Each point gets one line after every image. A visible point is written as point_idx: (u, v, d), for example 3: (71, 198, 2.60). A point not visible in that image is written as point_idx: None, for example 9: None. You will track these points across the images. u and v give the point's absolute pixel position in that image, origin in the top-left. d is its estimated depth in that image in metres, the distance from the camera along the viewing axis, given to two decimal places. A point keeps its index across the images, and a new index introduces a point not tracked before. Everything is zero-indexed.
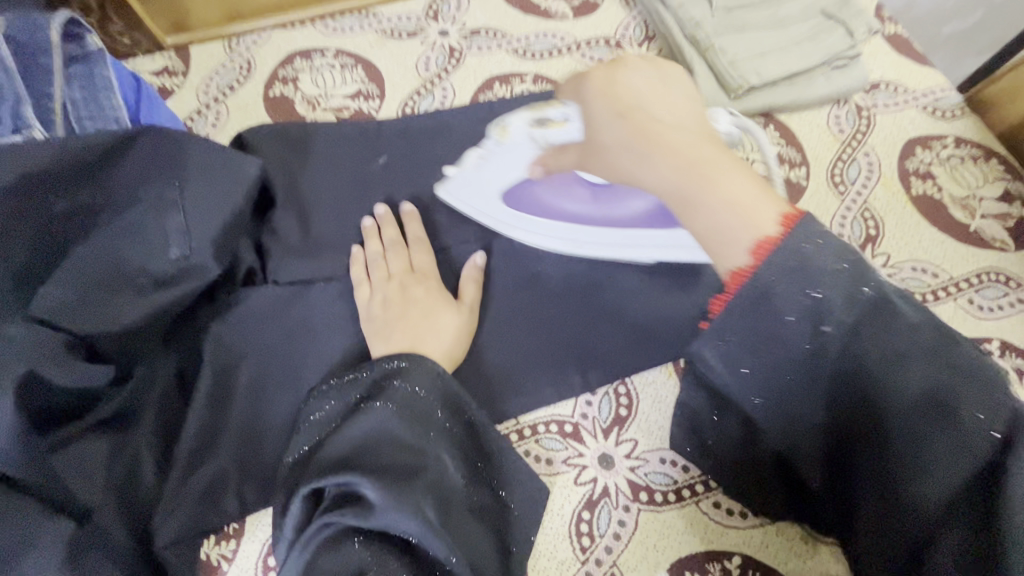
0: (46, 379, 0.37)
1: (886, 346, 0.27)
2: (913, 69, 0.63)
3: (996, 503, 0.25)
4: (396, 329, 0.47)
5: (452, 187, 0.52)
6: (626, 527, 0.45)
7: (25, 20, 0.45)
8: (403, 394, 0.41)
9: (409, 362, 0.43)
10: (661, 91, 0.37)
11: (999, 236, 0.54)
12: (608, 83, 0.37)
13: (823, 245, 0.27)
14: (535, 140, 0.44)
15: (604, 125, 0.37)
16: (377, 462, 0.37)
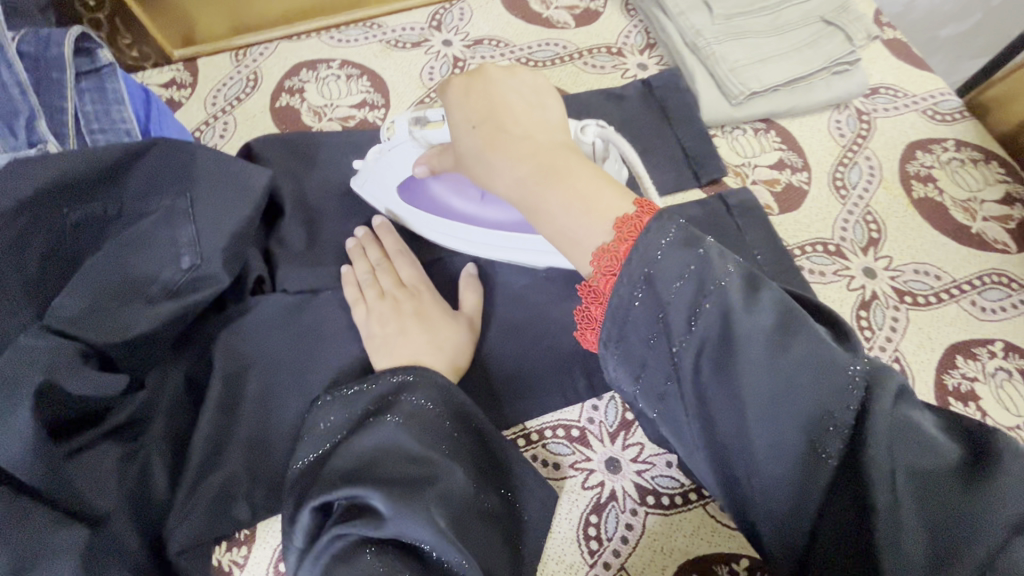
0: (64, 389, 0.37)
1: (737, 337, 0.28)
2: (913, 74, 0.64)
3: (860, 483, 0.27)
4: (403, 337, 0.48)
5: (362, 180, 0.53)
6: (634, 531, 0.45)
7: (37, 36, 0.46)
8: (411, 407, 0.42)
9: (415, 373, 0.44)
10: (522, 99, 0.41)
11: (1001, 238, 0.54)
12: (467, 95, 0.41)
13: (670, 239, 0.30)
14: (417, 140, 0.47)
15: (465, 135, 0.40)
16: (389, 474, 0.38)
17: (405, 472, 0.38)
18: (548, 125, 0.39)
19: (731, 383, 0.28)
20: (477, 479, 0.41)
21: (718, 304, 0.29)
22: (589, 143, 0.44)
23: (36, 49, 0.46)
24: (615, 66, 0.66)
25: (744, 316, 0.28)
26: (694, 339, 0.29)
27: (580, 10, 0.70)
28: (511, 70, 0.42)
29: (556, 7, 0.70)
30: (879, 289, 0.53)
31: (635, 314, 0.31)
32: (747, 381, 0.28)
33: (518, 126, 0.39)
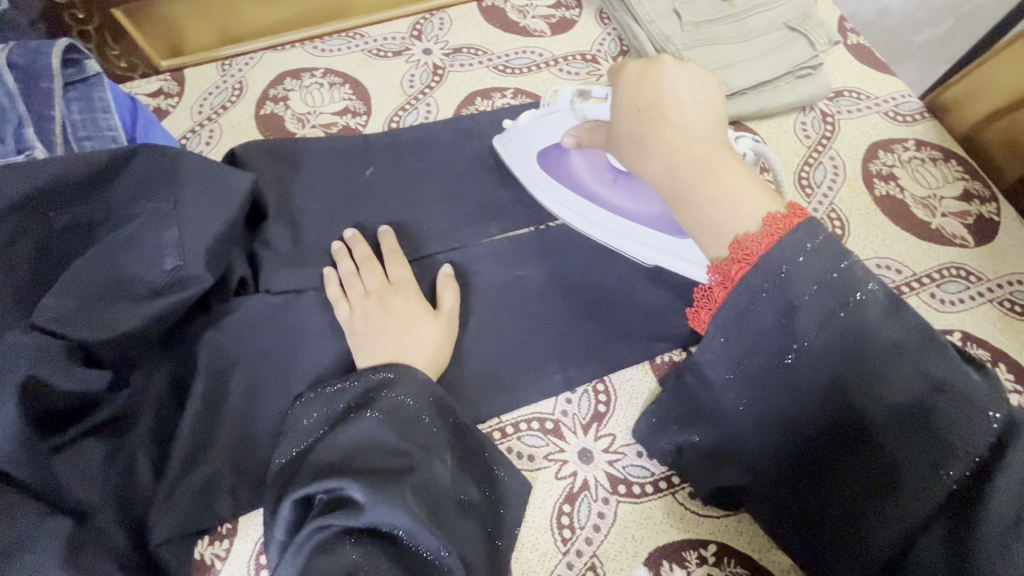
0: (47, 383, 0.39)
1: (877, 352, 0.32)
2: (874, 77, 0.66)
3: (974, 509, 0.30)
4: (384, 333, 0.49)
5: (508, 141, 0.59)
6: (606, 519, 0.46)
7: (28, 47, 0.48)
8: (387, 401, 0.43)
9: (395, 369, 0.45)
10: (690, 91, 0.41)
11: (960, 233, 0.57)
12: (640, 81, 0.42)
13: (807, 259, 0.32)
14: (575, 112, 0.50)
15: (627, 118, 0.42)
16: (367, 466, 0.39)
17: (384, 466, 0.39)
18: (714, 125, 0.40)
19: (872, 387, 0.32)
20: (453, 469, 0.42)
21: (851, 326, 0.32)
22: (741, 154, 0.46)
23: (25, 60, 0.47)
24: (590, 73, 0.69)
25: (882, 332, 0.32)
26: (834, 352, 0.32)
27: (556, 19, 0.73)
28: (687, 66, 0.42)
29: (533, 16, 0.73)
30: None
31: (761, 299, 0.33)
32: (877, 386, 0.32)
33: (682, 121, 0.39)
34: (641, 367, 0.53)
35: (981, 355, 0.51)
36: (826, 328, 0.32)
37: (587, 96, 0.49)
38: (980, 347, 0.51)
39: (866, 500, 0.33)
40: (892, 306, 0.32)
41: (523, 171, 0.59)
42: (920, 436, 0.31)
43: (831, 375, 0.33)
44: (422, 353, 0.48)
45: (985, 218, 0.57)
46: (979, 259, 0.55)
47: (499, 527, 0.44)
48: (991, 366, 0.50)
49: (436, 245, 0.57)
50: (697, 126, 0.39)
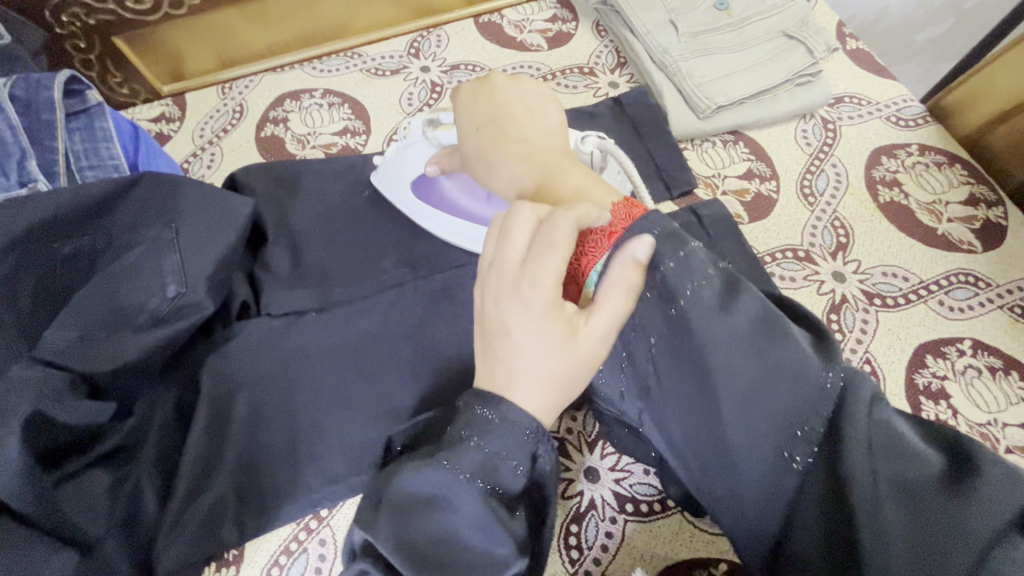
0: (52, 417, 0.39)
1: (722, 331, 0.29)
2: (874, 82, 0.66)
3: (841, 492, 0.27)
4: (494, 356, 0.32)
5: (383, 174, 0.58)
6: (614, 539, 0.45)
7: (28, 80, 0.48)
8: (469, 454, 0.31)
9: (497, 414, 0.31)
10: (525, 99, 0.47)
11: (967, 238, 0.56)
12: (474, 96, 0.47)
13: (663, 248, 0.31)
14: (429, 140, 0.54)
15: (470, 136, 0.46)
16: (430, 542, 0.30)
17: (457, 558, 0.30)
18: (545, 131, 0.45)
19: (720, 381, 0.29)
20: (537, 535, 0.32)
21: (694, 306, 0.30)
22: (589, 153, 0.47)
23: (26, 93, 0.48)
24: (588, 85, 0.69)
25: (719, 306, 0.30)
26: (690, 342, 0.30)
27: (552, 33, 0.73)
28: (515, 78, 0.48)
29: (529, 31, 0.73)
30: (849, 293, 0.54)
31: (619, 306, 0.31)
32: (727, 385, 0.29)
33: (518, 131, 0.45)
34: None
35: (992, 363, 0.50)
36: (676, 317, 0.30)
37: (437, 124, 0.54)
38: (991, 354, 0.50)
39: (739, 498, 0.30)
40: (724, 273, 0.31)
41: (406, 203, 0.58)
42: (772, 426, 0.29)
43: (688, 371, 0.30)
44: (538, 389, 0.31)
45: (993, 222, 0.57)
46: (986, 263, 0.55)
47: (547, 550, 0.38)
48: (1003, 374, 0.49)
49: (437, 263, 0.57)
50: (533, 132, 0.44)
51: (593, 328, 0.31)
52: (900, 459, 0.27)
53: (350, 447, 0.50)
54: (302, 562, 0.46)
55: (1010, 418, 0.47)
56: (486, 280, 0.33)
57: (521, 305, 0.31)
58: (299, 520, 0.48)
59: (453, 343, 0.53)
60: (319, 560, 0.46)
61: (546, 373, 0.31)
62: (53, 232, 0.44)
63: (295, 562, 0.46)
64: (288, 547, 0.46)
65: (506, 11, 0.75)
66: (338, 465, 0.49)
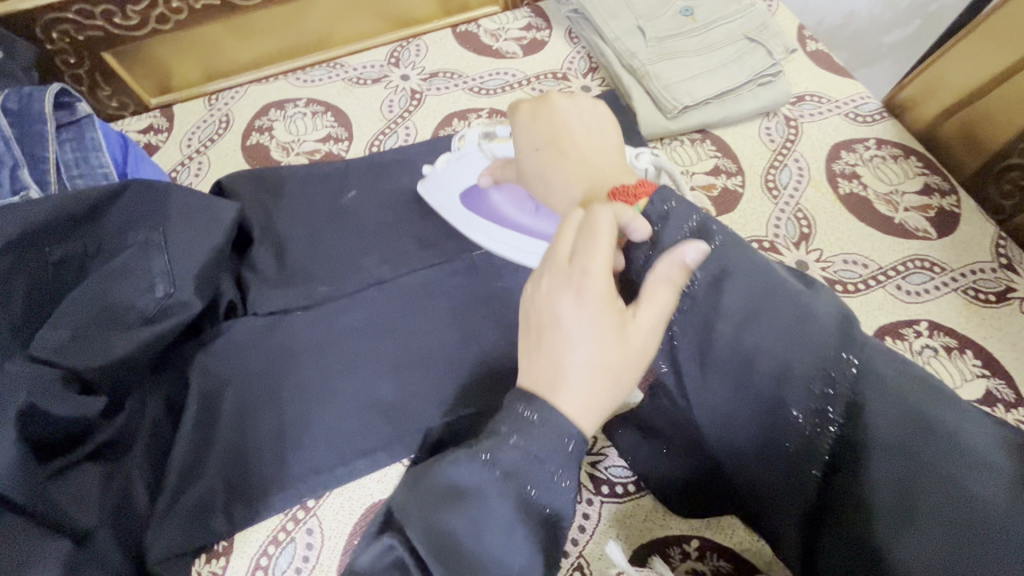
0: (46, 412, 0.41)
1: (755, 317, 0.31)
2: (833, 81, 0.69)
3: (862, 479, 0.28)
4: (551, 349, 0.32)
5: (430, 184, 0.62)
6: (590, 519, 0.47)
7: (21, 93, 0.50)
8: (508, 449, 0.31)
9: (539, 414, 0.32)
10: (584, 120, 0.49)
11: (922, 226, 0.59)
12: (534, 116, 0.50)
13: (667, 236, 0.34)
14: (484, 152, 0.58)
15: (527, 154, 0.49)
16: (460, 534, 0.29)
17: (484, 555, 0.29)
18: (603, 151, 0.47)
19: (756, 371, 0.30)
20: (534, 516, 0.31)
21: (709, 292, 0.32)
22: (643, 167, 0.51)
23: (20, 105, 0.50)
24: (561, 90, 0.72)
25: (742, 294, 0.32)
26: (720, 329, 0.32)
27: (527, 40, 0.76)
28: (572, 97, 0.51)
29: (505, 39, 0.76)
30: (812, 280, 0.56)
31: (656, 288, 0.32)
32: (743, 363, 0.31)
33: (580, 152, 0.47)
34: None
35: (948, 343, 0.52)
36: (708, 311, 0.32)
37: (492, 136, 0.58)
38: (946, 335, 0.53)
39: (774, 483, 0.31)
40: (740, 263, 0.33)
41: (447, 208, 0.61)
42: (820, 417, 0.29)
43: (726, 363, 0.31)
44: (592, 382, 0.32)
45: (946, 210, 0.60)
46: (941, 249, 0.57)
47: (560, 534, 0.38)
48: (958, 352, 0.52)
49: (417, 261, 0.60)
50: (592, 153, 0.46)
51: (645, 320, 0.32)
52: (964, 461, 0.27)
53: (337, 439, 0.51)
54: (291, 551, 0.48)
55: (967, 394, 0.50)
56: (550, 272, 0.34)
57: (574, 292, 0.32)
58: (287, 511, 0.49)
59: (434, 337, 0.56)
60: (306, 549, 0.48)
61: (596, 366, 0.32)
62: (43, 237, 0.45)
63: (283, 551, 0.48)
64: (277, 537, 0.48)
65: (482, 20, 0.78)
66: (325, 457, 0.51)
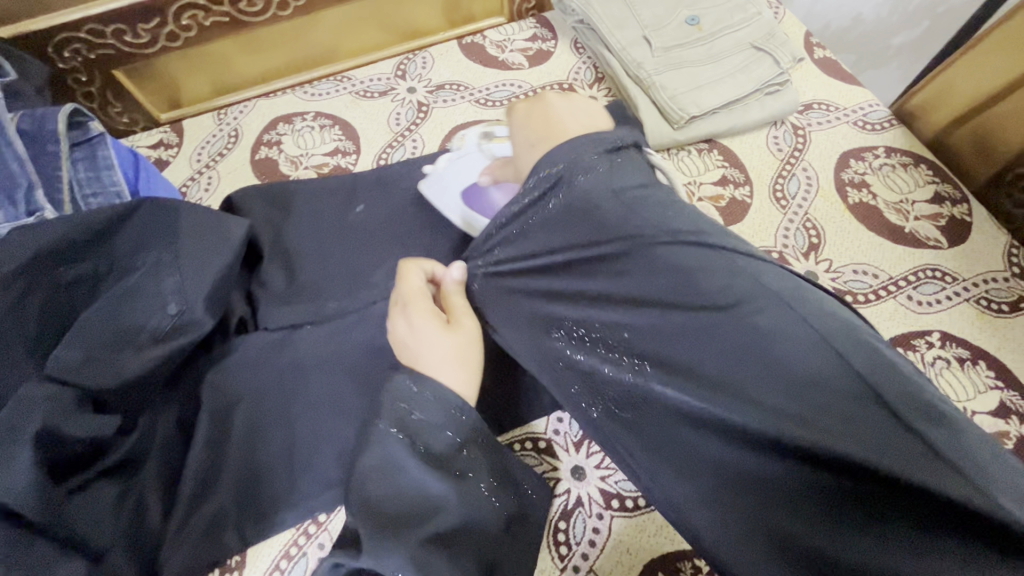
0: (60, 431, 0.41)
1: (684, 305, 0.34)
2: (841, 89, 0.69)
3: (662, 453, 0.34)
4: (404, 352, 0.44)
5: (431, 183, 0.61)
6: (601, 534, 0.47)
7: (35, 115, 0.51)
8: (399, 414, 0.39)
9: (426, 389, 0.40)
10: (577, 117, 0.47)
11: (933, 235, 0.58)
12: (529, 112, 0.48)
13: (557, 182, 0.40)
14: (483, 151, 0.59)
15: (524, 150, 0.47)
16: (381, 498, 0.36)
17: (404, 504, 0.36)
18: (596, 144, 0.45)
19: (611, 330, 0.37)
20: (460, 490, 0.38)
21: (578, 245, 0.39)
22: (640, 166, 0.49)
23: (33, 127, 0.51)
24: None
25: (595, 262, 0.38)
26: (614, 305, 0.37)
27: (533, 51, 0.76)
28: (567, 96, 0.49)
29: (510, 51, 0.76)
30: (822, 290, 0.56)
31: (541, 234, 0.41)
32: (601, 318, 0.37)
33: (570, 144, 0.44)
34: None
35: (960, 354, 0.52)
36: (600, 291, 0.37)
37: (491, 137, 0.60)
38: (958, 346, 0.52)
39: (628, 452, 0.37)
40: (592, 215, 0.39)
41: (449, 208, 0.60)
42: (627, 372, 0.35)
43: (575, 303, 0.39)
44: (452, 370, 0.42)
45: (958, 219, 0.59)
46: (953, 259, 0.57)
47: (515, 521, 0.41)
48: (971, 364, 0.51)
49: None
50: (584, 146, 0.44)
51: (458, 316, 0.45)
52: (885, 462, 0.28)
53: (346, 453, 0.51)
54: (302, 565, 0.48)
55: (979, 405, 0.49)
56: (393, 316, 0.47)
57: (405, 320, 0.45)
58: (298, 525, 0.50)
59: None
60: (318, 563, 0.48)
61: (439, 356, 0.42)
62: (58, 256, 0.46)
63: (295, 565, 0.48)
64: (289, 552, 0.48)
65: (488, 31, 0.78)
66: (334, 471, 0.51)
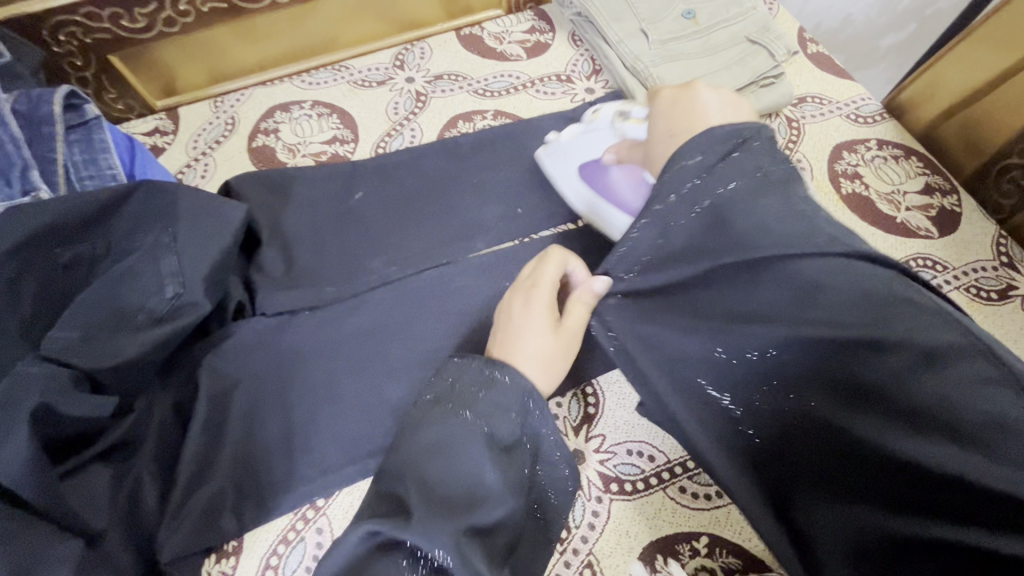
0: (58, 410, 0.40)
1: (817, 317, 0.33)
2: (834, 83, 0.70)
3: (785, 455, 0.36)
4: (504, 331, 0.45)
5: (552, 151, 0.64)
6: (600, 517, 0.48)
7: (30, 95, 0.51)
8: (480, 401, 0.38)
9: (506, 377, 0.39)
10: (719, 109, 0.47)
11: (924, 225, 0.59)
12: (672, 103, 0.49)
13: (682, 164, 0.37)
14: (614, 129, 0.61)
15: (662, 137, 0.48)
16: (433, 477, 0.34)
17: (454, 485, 0.34)
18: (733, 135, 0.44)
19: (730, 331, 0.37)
20: (517, 491, 0.35)
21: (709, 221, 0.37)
22: None
23: (28, 107, 0.50)
24: (565, 93, 0.73)
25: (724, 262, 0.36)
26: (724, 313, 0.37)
27: (530, 43, 0.77)
28: (718, 90, 0.48)
29: (508, 42, 0.77)
30: None
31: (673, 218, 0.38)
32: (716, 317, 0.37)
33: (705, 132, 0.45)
34: None
35: None
36: (714, 295, 0.37)
37: (627, 116, 0.60)
38: None
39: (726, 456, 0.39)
40: (744, 210, 0.36)
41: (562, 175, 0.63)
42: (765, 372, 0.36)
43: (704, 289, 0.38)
44: (536, 365, 0.43)
45: (948, 210, 0.60)
46: (943, 249, 0.58)
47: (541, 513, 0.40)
48: None
49: (424, 261, 0.60)
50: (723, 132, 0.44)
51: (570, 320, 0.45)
52: (1000, 517, 0.27)
53: (345, 438, 0.51)
54: (301, 550, 0.47)
55: None
56: (515, 289, 0.48)
57: (525, 297, 0.46)
58: (296, 510, 0.49)
59: (442, 336, 0.56)
60: (317, 548, 0.47)
61: (533, 351, 0.43)
62: (53, 236, 0.45)
63: (293, 552, 0.47)
64: (286, 537, 0.47)
65: (486, 23, 0.79)
66: (333, 455, 0.51)
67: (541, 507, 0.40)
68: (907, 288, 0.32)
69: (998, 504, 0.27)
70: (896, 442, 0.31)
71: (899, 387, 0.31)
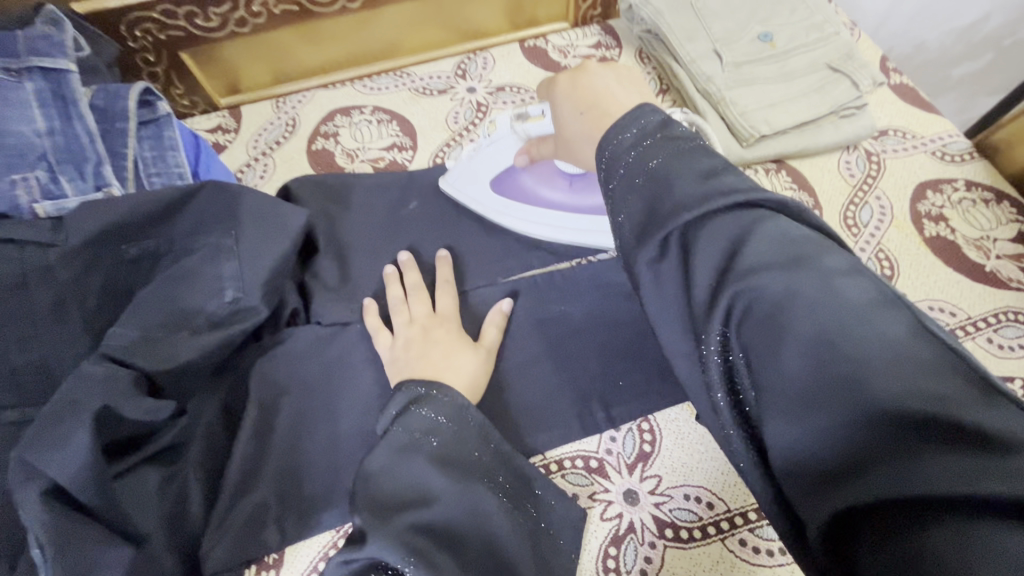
0: (122, 414, 0.40)
1: (751, 266, 0.29)
2: (919, 116, 0.66)
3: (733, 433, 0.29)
4: (425, 357, 0.49)
5: (453, 178, 0.61)
6: (652, 564, 0.45)
7: (107, 91, 0.51)
8: (416, 416, 0.41)
9: (438, 391, 0.43)
10: (616, 85, 0.44)
11: (1015, 275, 0.55)
12: (573, 82, 0.45)
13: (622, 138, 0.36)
14: (518, 135, 0.54)
15: (574, 118, 0.45)
16: (391, 492, 0.37)
17: (412, 496, 0.37)
18: None
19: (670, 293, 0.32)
20: (473, 501, 0.38)
21: (649, 189, 0.33)
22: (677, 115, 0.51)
23: (105, 103, 0.51)
24: None
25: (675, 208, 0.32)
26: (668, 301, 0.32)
27: (596, 59, 0.75)
28: (613, 67, 0.46)
29: (573, 57, 0.75)
30: None
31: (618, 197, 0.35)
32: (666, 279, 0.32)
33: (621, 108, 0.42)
34: (687, 408, 0.52)
35: None
36: (658, 274, 0.32)
37: (525, 117, 0.53)
38: None
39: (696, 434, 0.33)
40: (676, 166, 0.33)
41: (480, 200, 0.60)
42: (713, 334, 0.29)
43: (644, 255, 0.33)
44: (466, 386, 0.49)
45: None
46: None
47: (546, 551, 0.41)
48: None
49: (476, 279, 0.59)
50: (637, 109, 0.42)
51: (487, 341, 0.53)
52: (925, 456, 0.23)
53: None
54: None
55: None
56: (435, 325, 0.53)
57: (448, 333, 0.52)
58: (337, 527, 0.47)
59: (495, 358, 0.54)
60: None
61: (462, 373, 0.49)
62: (120, 234, 0.46)
63: None
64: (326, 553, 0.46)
65: (551, 36, 0.77)
66: None
67: (544, 534, 0.42)
68: (811, 235, 0.30)
69: (922, 438, 0.23)
70: (812, 383, 0.26)
71: (811, 323, 0.26)
